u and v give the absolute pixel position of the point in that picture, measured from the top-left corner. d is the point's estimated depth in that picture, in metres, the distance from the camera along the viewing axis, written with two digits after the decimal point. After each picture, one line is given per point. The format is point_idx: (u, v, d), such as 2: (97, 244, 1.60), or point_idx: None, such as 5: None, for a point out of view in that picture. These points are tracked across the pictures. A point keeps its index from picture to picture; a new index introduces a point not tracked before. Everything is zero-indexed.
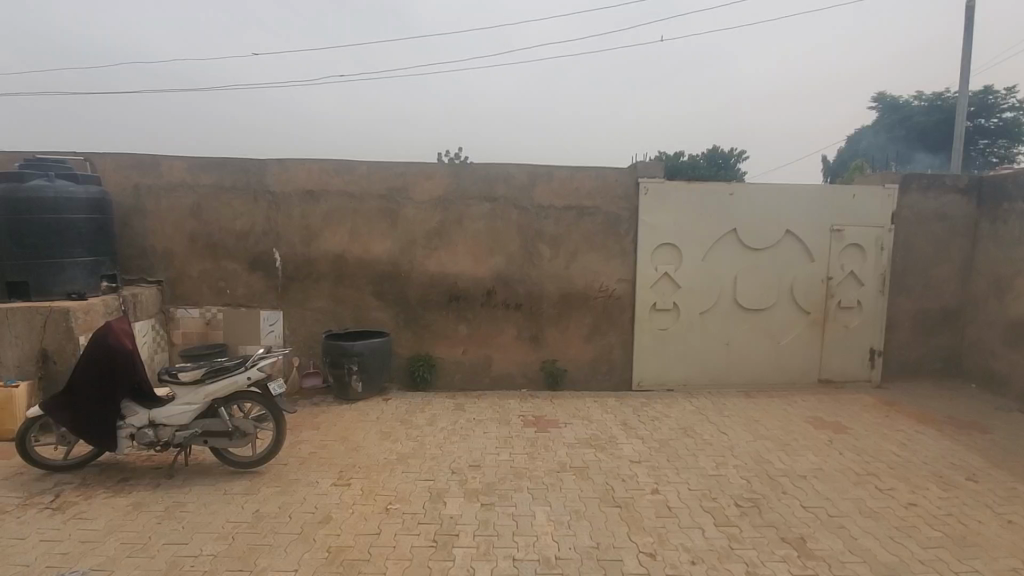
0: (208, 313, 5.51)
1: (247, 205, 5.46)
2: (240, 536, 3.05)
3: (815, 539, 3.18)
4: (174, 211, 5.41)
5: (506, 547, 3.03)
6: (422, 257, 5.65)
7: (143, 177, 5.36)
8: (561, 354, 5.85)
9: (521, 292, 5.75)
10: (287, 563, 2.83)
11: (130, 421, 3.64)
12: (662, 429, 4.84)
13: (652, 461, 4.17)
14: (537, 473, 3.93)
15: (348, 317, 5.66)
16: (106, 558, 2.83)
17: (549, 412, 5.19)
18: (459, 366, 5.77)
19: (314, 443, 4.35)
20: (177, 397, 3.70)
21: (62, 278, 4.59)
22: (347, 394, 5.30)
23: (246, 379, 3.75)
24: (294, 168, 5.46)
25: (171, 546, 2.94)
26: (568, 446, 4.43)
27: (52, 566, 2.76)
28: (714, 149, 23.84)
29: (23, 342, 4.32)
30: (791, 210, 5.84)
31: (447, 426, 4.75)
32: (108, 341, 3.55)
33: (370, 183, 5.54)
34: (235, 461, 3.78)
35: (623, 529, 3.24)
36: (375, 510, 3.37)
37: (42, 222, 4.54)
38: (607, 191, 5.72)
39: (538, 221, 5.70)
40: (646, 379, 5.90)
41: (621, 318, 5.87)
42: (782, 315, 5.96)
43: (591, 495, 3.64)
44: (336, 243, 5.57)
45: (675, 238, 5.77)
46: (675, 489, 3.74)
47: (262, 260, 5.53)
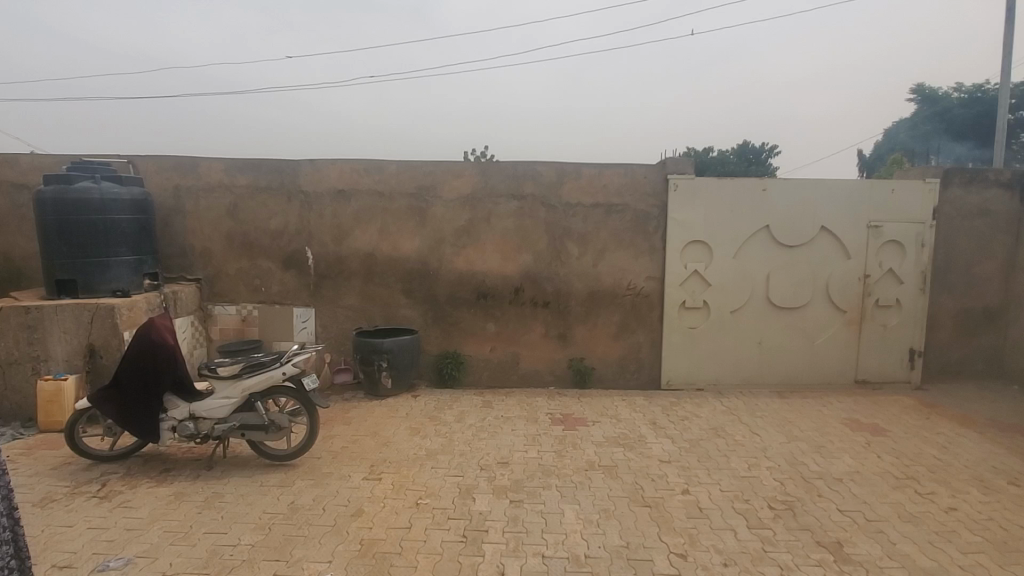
0: (244, 310, 5.67)
1: (282, 204, 5.58)
2: (276, 527, 3.13)
3: (852, 543, 3.09)
4: (211, 211, 5.57)
5: (536, 544, 3.03)
6: (450, 255, 5.69)
7: (183, 178, 5.53)
8: (589, 352, 5.82)
9: (549, 290, 5.74)
10: (322, 554, 2.89)
11: (172, 413, 3.76)
12: (692, 428, 4.77)
13: (682, 461, 4.12)
14: (565, 471, 3.92)
15: (378, 315, 5.74)
16: (151, 546, 2.94)
17: (577, 410, 5.17)
18: (487, 364, 5.79)
19: (346, 438, 4.43)
20: (217, 391, 3.81)
21: (107, 276, 4.78)
22: (377, 390, 5.38)
23: (282, 375, 3.83)
24: (326, 168, 5.56)
25: (211, 536, 3.04)
26: (597, 445, 4.40)
27: (99, 552, 2.87)
28: (743, 144, 23.30)
29: (71, 337, 4.51)
30: (827, 205, 5.68)
31: (475, 423, 4.79)
32: (152, 337, 3.67)
33: (399, 182, 5.60)
34: (271, 454, 3.88)
35: (653, 528, 3.21)
36: (405, 505, 3.41)
37: (90, 222, 4.73)
38: (636, 188, 5.66)
39: (566, 218, 5.67)
40: (675, 377, 5.82)
41: (650, 317, 5.81)
42: (817, 313, 5.80)
43: (620, 494, 3.61)
44: (367, 241, 5.65)
45: (705, 234, 5.67)
46: (707, 490, 3.68)
47: (295, 258, 5.65)
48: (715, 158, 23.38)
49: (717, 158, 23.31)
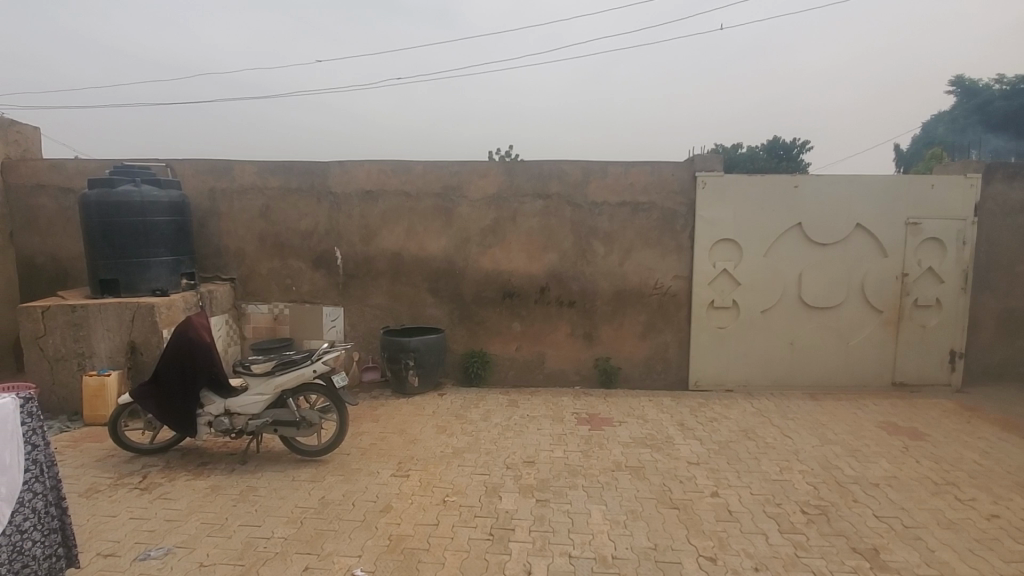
0: (276, 309, 5.80)
1: (312, 205, 5.70)
2: (308, 521, 3.20)
3: (889, 550, 2.99)
4: (245, 212, 5.72)
5: (562, 544, 3.02)
6: (476, 254, 5.72)
7: (218, 181, 5.69)
8: (615, 352, 5.77)
9: (575, 289, 5.72)
10: (352, 549, 2.94)
11: (209, 409, 3.88)
12: (721, 430, 4.68)
13: (711, 463, 4.05)
14: (591, 471, 3.90)
15: (405, 314, 5.81)
16: (189, 536, 3.04)
17: (603, 410, 5.13)
18: (512, 363, 5.80)
19: (374, 435, 4.50)
20: (251, 388, 3.92)
21: (147, 276, 4.96)
22: (404, 388, 5.45)
23: (313, 371, 3.92)
24: (354, 169, 5.65)
25: (246, 528, 3.12)
26: (624, 445, 4.36)
27: (141, 542, 2.99)
28: (773, 139, 22.74)
29: (114, 335, 4.69)
30: (862, 201, 5.51)
31: (501, 422, 4.80)
32: (190, 335, 3.80)
33: (426, 182, 5.65)
34: (302, 449, 3.97)
35: (682, 531, 3.16)
36: (433, 502, 3.45)
37: (131, 224, 4.91)
38: (664, 186, 5.59)
39: (592, 217, 5.64)
40: (704, 378, 5.73)
41: (678, 316, 5.73)
42: (852, 313, 5.64)
43: (647, 495, 3.57)
44: (394, 241, 5.72)
45: (734, 232, 5.56)
46: (737, 493, 3.61)
47: (325, 258, 5.76)
48: (744, 154, 22.92)
49: (747, 154, 22.83)
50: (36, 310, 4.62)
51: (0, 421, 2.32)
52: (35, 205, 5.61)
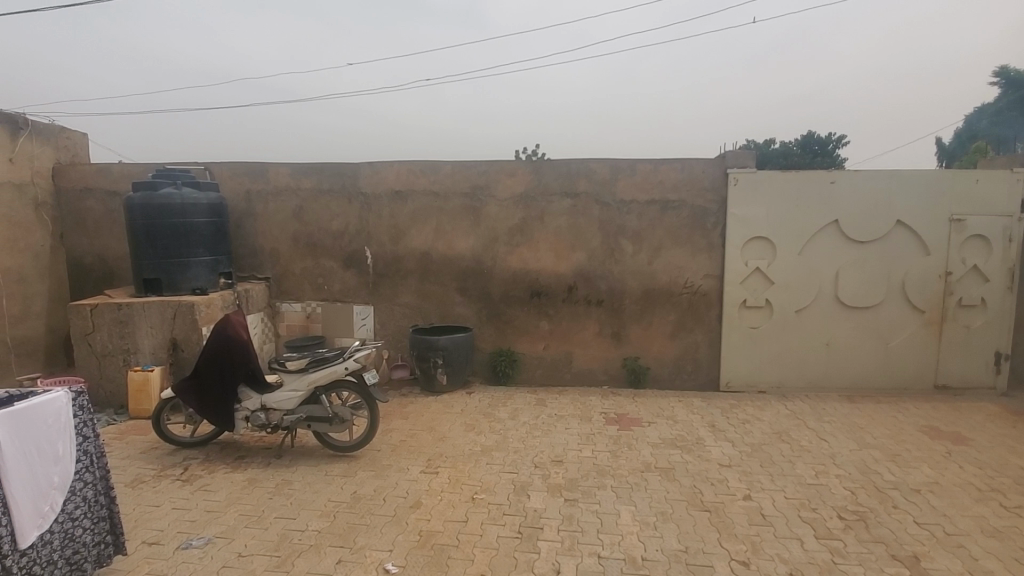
0: (308, 307, 5.94)
1: (343, 206, 5.81)
2: (341, 515, 3.26)
3: (931, 558, 2.88)
4: (279, 214, 5.87)
5: (591, 544, 3.01)
6: (504, 253, 5.74)
7: (253, 183, 5.85)
8: (644, 351, 5.71)
9: (603, 288, 5.68)
10: (383, 543, 2.99)
11: (246, 404, 4.00)
12: (753, 432, 4.58)
13: (743, 466, 3.97)
14: (620, 472, 3.87)
15: (434, 313, 5.87)
16: (228, 527, 3.14)
17: (631, 410, 5.09)
18: (540, 362, 5.80)
19: (404, 432, 4.56)
20: (285, 384, 4.02)
21: (187, 275, 5.15)
22: (433, 386, 5.51)
23: (345, 369, 4.00)
24: (384, 169, 5.73)
25: (281, 520, 3.21)
26: (654, 446, 4.32)
27: (183, 531, 3.10)
28: (808, 134, 22.09)
29: (157, 332, 4.88)
30: (902, 197, 5.31)
31: (529, 421, 4.80)
32: (228, 332, 3.92)
33: (454, 182, 5.70)
34: (334, 445, 4.06)
35: (713, 534, 3.11)
36: (462, 499, 3.48)
37: (173, 225, 5.10)
38: (694, 183, 5.50)
39: (620, 216, 5.59)
40: (736, 379, 5.62)
41: (709, 316, 5.63)
42: (891, 313, 5.44)
43: (677, 497, 3.53)
44: (422, 241, 5.79)
45: (768, 230, 5.44)
46: (770, 497, 3.53)
47: (355, 257, 5.86)
48: (777, 149, 22.33)
49: (780, 150, 22.24)
50: (85, 307, 4.83)
51: (55, 414, 2.45)
52: (83, 207, 5.87)
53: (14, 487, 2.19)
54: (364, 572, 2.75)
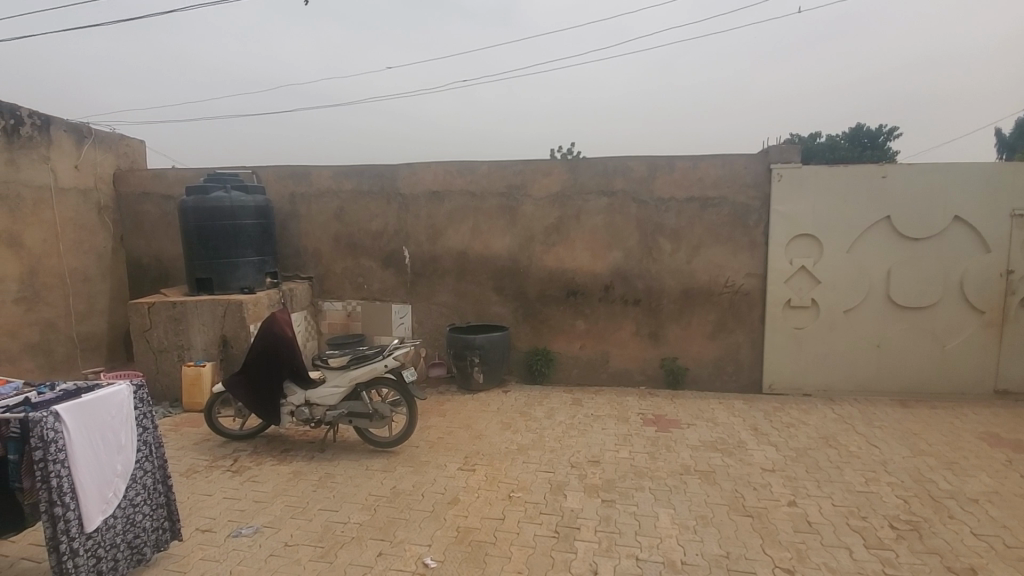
0: (349, 306, 6.09)
1: (382, 207, 5.93)
2: (381, 509, 3.34)
3: (991, 572, 2.72)
4: (322, 215, 6.04)
5: (629, 546, 2.98)
6: (540, 253, 5.74)
7: (297, 185, 6.04)
8: (683, 352, 5.61)
9: (640, 287, 5.61)
10: (422, 538, 3.04)
11: (291, 399, 4.14)
12: (798, 436, 4.43)
13: (787, 471, 3.84)
14: (658, 474, 3.81)
15: (470, 311, 5.92)
16: (274, 517, 3.26)
17: (670, 411, 5.00)
18: (576, 361, 5.77)
19: (441, 429, 4.62)
20: (328, 380, 4.14)
21: (236, 275, 5.37)
22: (469, 384, 5.56)
23: (384, 366, 4.09)
24: (422, 170, 5.82)
25: (325, 512, 3.31)
26: (693, 448, 4.23)
27: (233, 520, 3.24)
28: (856, 127, 21.16)
29: (208, 329, 5.11)
30: (960, 192, 5.02)
31: (565, 420, 4.79)
32: (274, 330, 4.07)
33: (490, 182, 5.73)
34: (374, 440, 4.16)
35: (756, 540, 3.03)
36: (499, 497, 3.50)
37: (223, 227, 5.32)
38: (736, 179, 5.35)
39: (658, 214, 5.50)
40: (779, 382, 5.45)
41: (750, 316, 5.47)
42: (947, 314, 5.16)
43: (718, 501, 3.45)
44: (459, 240, 5.85)
45: (814, 227, 5.24)
46: (816, 504, 3.41)
47: (394, 257, 5.98)
48: (824, 143, 21.49)
49: (827, 143, 21.38)
50: (143, 305, 5.10)
51: (118, 406, 2.60)
52: (141, 211, 6.20)
53: (81, 472, 2.34)
54: (404, 566, 2.80)
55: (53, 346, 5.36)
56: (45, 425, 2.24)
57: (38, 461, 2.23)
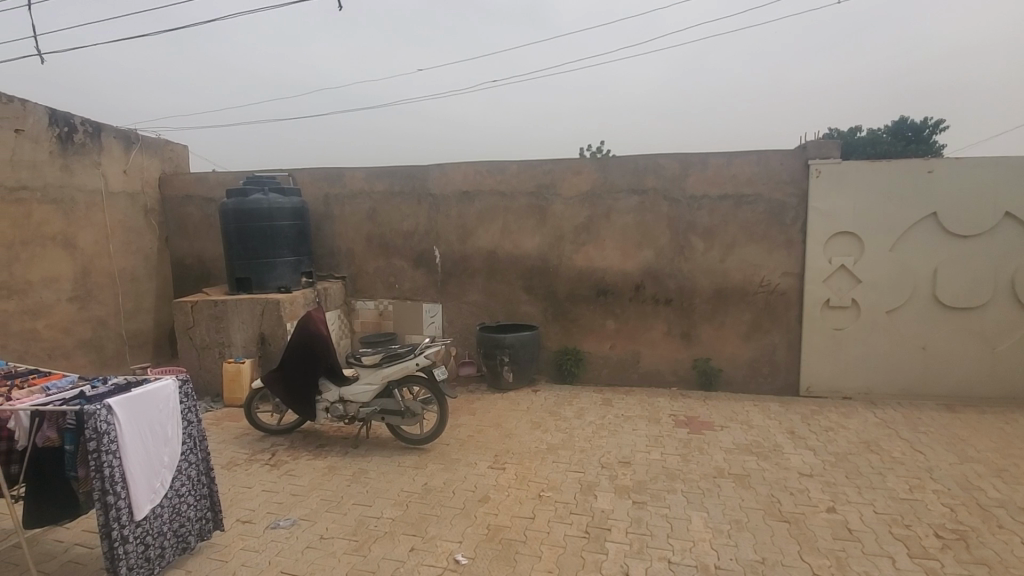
0: (381, 305, 6.20)
1: (413, 207, 6.01)
2: (413, 505, 3.39)
3: None
4: (355, 216, 6.16)
5: (661, 549, 2.94)
6: (570, 252, 5.72)
7: (331, 187, 6.17)
8: (716, 353, 5.50)
9: (671, 287, 5.53)
10: (453, 535, 3.07)
11: (326, 396, 4.25)
12: (837, 441, 4.29)
13: (826, 476, 3.73)
14: (690, 476, 3.75)
15: (500, 311, 5.95)
16: (310, 511, 3.35)
17: (703, 413, 4.91)
18: (606, 361, 5.73)
19: (471, 427, 4.66)
20: (361, 377, 4.23)
21: (274, 275, 5.54)
22: (499, 383, 5.59)
23: (416, 365, 4.14)
24: (452, 171, 5.87)
25: (359, 507, 3.38)
26: (727, 451, 4.15)
27: (272, 512, 3.35)
28: (900, 119, 20.31)
29: (247, 327, 5.28)
30: (1012, 187, 4.77)
31: (595, 421, 4.76)
32: (310, 328, 4.17)
33: (520, 182, 5.74)
34: (406, 437, 4.22)
35: (793, 546, 2.95)
36: (529, 496, 3.51)
37: (261, 229, 5.49)
38: (772, 176, 5.22)
39: (691, 212, 5.41)
40: (817, 384, 5.29)
41: (787, 317, 5.33)
42: (998, 314, 4.92)
43: (753, 506, 3.37)
44: (489, 240, 5.88)
45: (854, 225, 5.06)
46: (857, 511, 3.29)
47: (425, 257, 6.05)
48: (865, 137, 20.72)
49: (868, 137, 20.62)
50: (187, 304, 5.31)
51: (165, 401, 2.71)
52: (184, 213, 6.44)
53: (131, 463, 2.44)
54: (435, 561, 2.84)
55: (104, 342, 5.63)
56: (98, 417, 2.35)
57: (92, 452, 2.34)
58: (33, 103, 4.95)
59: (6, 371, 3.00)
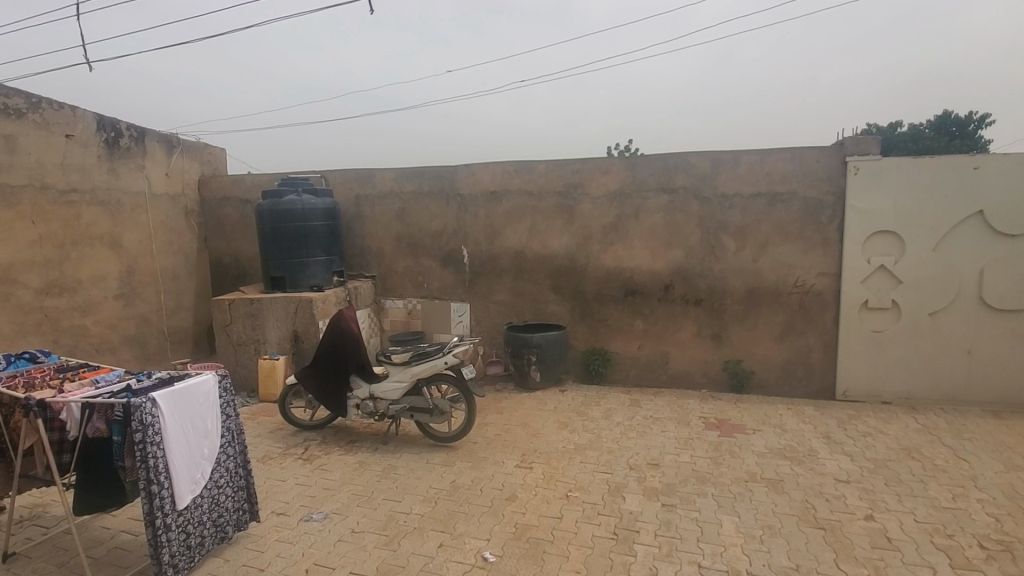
0: (410, 304, 6.28)
1: (441, 207, 6.07)
2: (441, 502, 3.43)
3: None
4: (384, 216, 6.26)
5: (691, 553, 2.90)
6: (598, 252, 5.68)
7: (361, 187, 6.28)
8: (748, 354, 5.39)
9: (702, 287, 5.44)
10: (481, 532, 3.10)
11: (356, 393, 4.32)
12: (876, 447, 4.15)
13: (864, 483, 3.61)
14: (722, 480, 3.68)
15: (528, 310, 5.96)
16: (342, 504, 3.42)
17: (734, 415, 4.83)
18: (634, 362, 5.67)
19: (499, 426, 4.67)
20: (391, 375, 4.29)
21: (307, 274, 5.68)
22: (526, 383, 5.59)
23: (444, 363, 4.18)
24: (480, 171, 5.90)
25: (388, 502, 3.44)
26: (759, 455, 4.06)
27: (305, 505, 3.43)
28: (942, 114, 19.52)
29: (281, 325, 5.42)
30: None
31: (623, 421, 4.72)
32: (341, 325, 4.25)
33: (548, 181, 5.74)
34: (434, 435, 4.27)
35: (829, 554, 2.87)
36: (556, 495, 3.50)
37: (294, 229, 5.63)
38: (807, 173, 5.08)
39: (722, 211, 5.31)
40: (854, 388, 5.13)
41: (823, 318, 5.18)
42: None
43: (787, 511, 3.29)
44: (517, 239, 5.90)
45: (895, 224, 4.88)
46: (897, 519, 3.18)
47: (453, 256, 6.11)
48: (905, 133, 19.99)
49: (909, 133, 19.87)
50: (224, 302, 5.48)
51: (205, 395, 2.81)
52: (222, 214, 6.65)
53: (174, 454, 2.54)
54: (463, 558, 2.86)
55: (147, 338, 5.86)
56: (144, 410, 2.46)
57: (138, 443, 2.45)
58: (82, 110, 5.20)
59: (58, 364, 3.16)
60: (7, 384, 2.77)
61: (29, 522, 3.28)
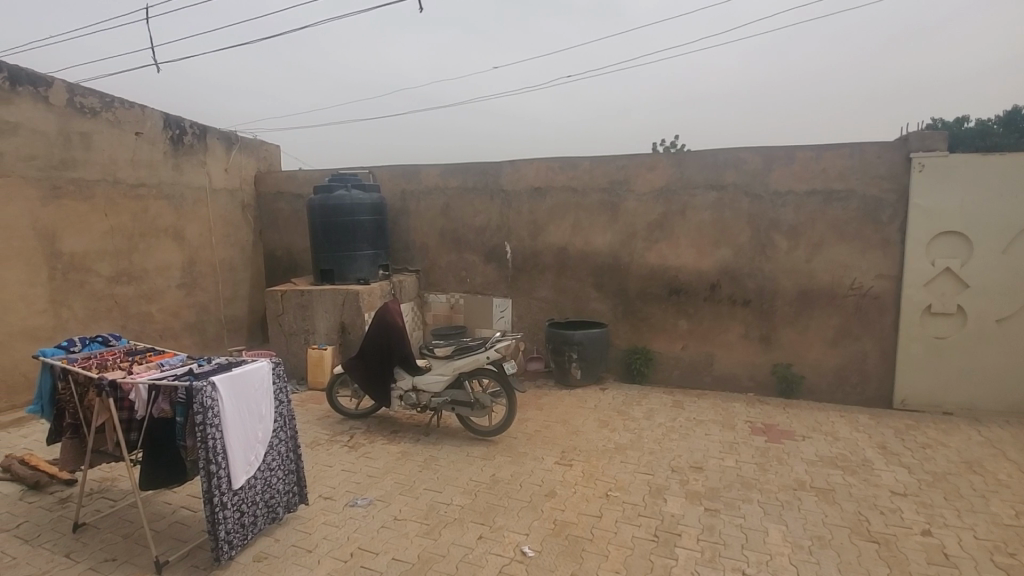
0: (452, 299, 6.36)
1: (485, 203, 6.11)
2: (481, 494, 3.47)
3: None
4: (429, 211, 6.35)
5: (734, 559, 2.83)
6: (642, 249, 5.60)
7: (407, 183, 6.39)
8: (798, 358, 5.19)
9: (750, 287, 5.27)
10: (520, 526, 3.11)
11: (400, 384, 4.43)
12: (936, 459, 3.92)
13: (921, 496, 3.42)
14: (769, 487, 3.57)
15: (570, 308, 5.93)
16: (385, 492, 3.51)
17: (782, 421, 4.66)
18: (677, 362, 5.56)
19: (539, 422, 4.68)
20: (433, 368, 4.36)
21: (354, 267, 5.86)
22: (567, 380, 5.57)
23: (486, 357, 4.21)
24: (525, 167, 5.90)
25: (429, 492, 3.51)
26: (809, 463, 3.91)
27: (350, 490, 3.54)
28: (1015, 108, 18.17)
29: (330, 315, 5.61)
30: None
31: (666, 422, 4.64)
32: (387, 318, 4.35)
33: (593, 178, 5.68)
34: (475, 429, 4.33)
35: (882, 568, 2.74)
36: (596, 494, 3.49)
37: (343, 223, 5.80)
38: (866, 170, 4.84)
39: (775, 209, 5.13)
40: (913, 397, 4.87)
41: (881, 322, 4.93)
42: None
43: (838, 523, 3.15)
44: (560, 236, 5.87)
45: (963, 224, 4.58)
46: (956, 535, 3.00)
47: (496, 252, 6.14)
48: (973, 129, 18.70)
49: None
50: (276, 293, 5.69)
51: (261, 380, 2.94)
52: (276, 209, 6.92)
53: (230, 436, 2.67)
54: (502, 551, 2.89)
55: (205, 326, 6.17)
56: (204, 393, 2.59)
57: (199, 424, 2.58)
58: (150, 109, 5.51)
59: (127, 348, 3.36)
60: (82, 364, 2.97)
61: (98, 495, 3.52)
